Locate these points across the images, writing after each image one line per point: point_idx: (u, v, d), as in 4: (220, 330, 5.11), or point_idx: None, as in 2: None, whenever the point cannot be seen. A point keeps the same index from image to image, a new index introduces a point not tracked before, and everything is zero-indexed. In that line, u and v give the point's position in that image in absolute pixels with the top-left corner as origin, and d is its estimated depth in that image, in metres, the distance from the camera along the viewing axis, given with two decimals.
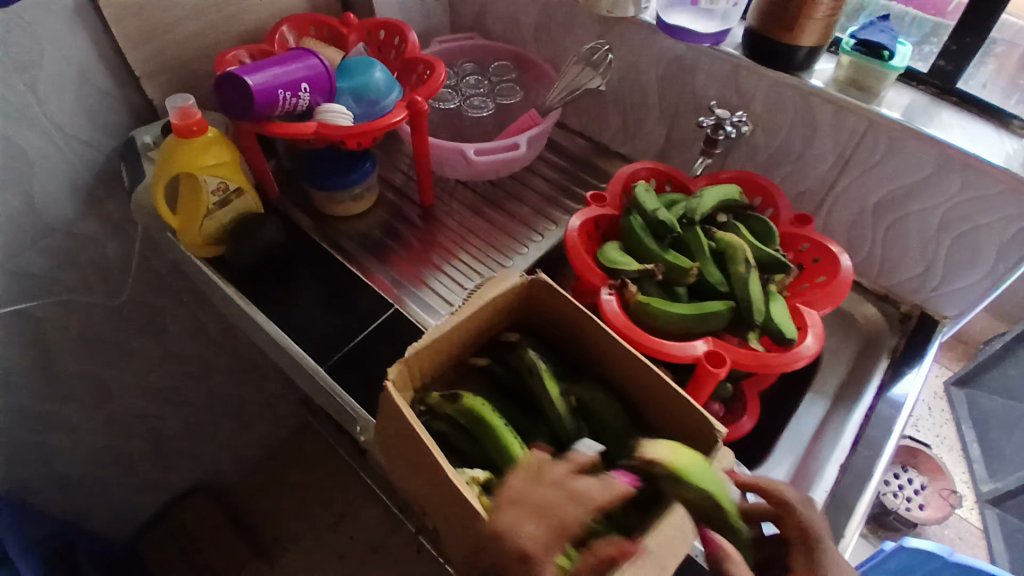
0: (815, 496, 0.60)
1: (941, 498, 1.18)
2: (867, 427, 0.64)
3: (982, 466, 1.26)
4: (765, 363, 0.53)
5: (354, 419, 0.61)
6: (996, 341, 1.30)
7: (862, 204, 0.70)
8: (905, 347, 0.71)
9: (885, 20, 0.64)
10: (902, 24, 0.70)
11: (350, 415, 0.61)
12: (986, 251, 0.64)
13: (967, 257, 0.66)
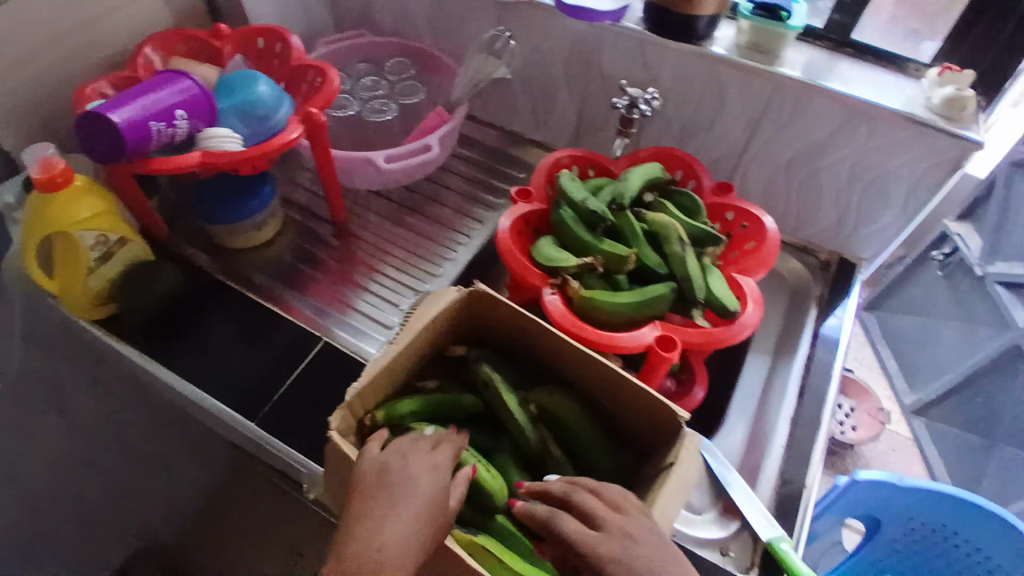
0: (772, 453, 0.61)
1: (871, 417, 1.23)
2: (812, 374, 0.66)
3: (902, 379, 1.38)
4: (714, 340, 0.53)
5: (302, 473, 0.59)
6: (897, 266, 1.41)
7: (776, 162, 0.72)
8: (829, 291, 0.73)
9: None
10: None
11: (298, 470, 0.59)
12: (895, 192, 0.67)
13: (877, 201, 0.69)
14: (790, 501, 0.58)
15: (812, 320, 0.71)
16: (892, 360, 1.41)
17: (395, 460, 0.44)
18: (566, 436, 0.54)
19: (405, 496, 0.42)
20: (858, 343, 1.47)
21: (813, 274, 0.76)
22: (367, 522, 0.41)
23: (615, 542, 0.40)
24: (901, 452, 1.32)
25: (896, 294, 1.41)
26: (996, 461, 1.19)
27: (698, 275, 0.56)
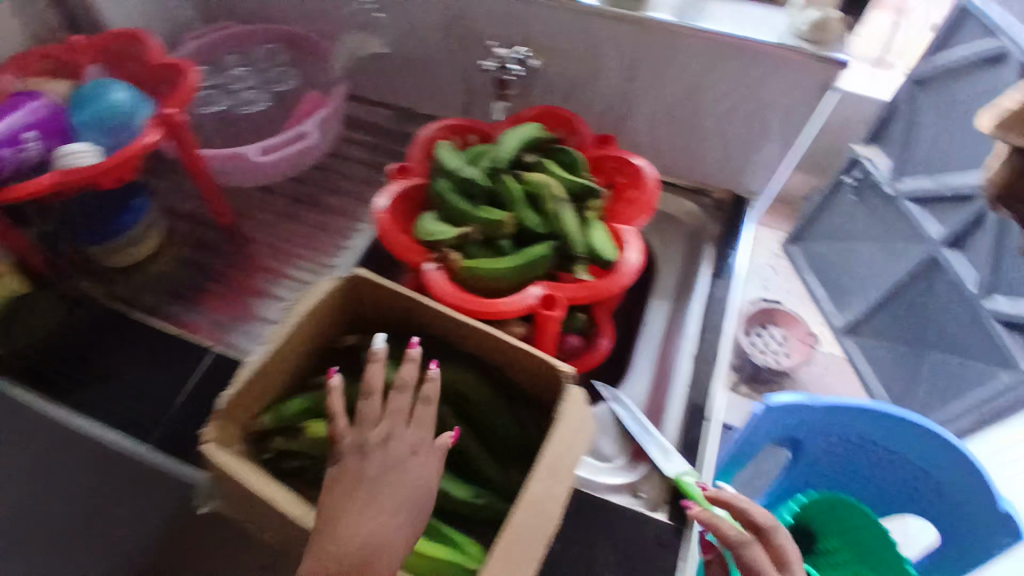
0: (676, 393, 0.62)
1: (802, 344, 1.31)
2: (711, 312, 0.67)
3: (829, 302, 1.42)
4: (596, 293, 0.54)
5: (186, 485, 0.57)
6: (815, 195, 1.46)
7: (660, 107, 0.72)
8: (725, 228, 0.75)
9: None
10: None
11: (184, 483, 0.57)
12: (772, 121, 0.69)
13: (758, 132, 0.70)
14: (693, 437, 0.60)
15: (708, 260, 0.72)
16: (817, 282, 1.44)
17: (360, 450, 0.43)
18: (465, 410, 0.54)
19: (380, 486, 0.41)
20: (785, 274, 1.49)
21: (709, 215, 0.77)
22: (338, 522, 0.39)
23: None
24: (835, 373, 1.37)
25: (815, 224, 1.43)
26: (924, 367, 1.24)
27: (577, 231, 0.56)
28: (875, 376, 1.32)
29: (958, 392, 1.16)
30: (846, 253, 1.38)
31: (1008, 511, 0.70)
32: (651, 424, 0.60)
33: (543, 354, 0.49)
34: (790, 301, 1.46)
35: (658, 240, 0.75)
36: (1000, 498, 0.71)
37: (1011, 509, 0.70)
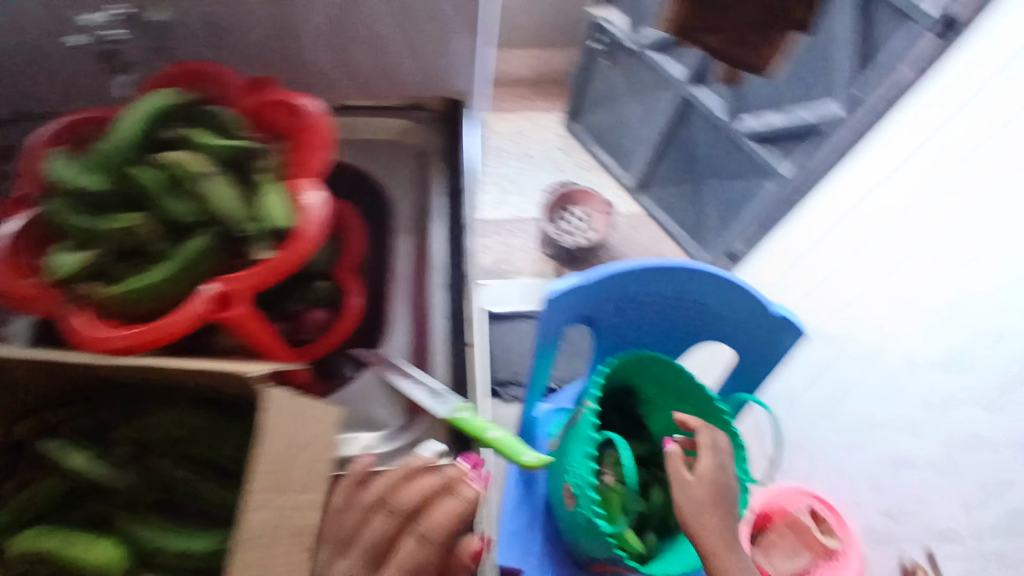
0: (438, 328, 0.59)
1: (601, 214, 1.42)
2: (453, 235, 0.63)
3: (616, 165, 1.50)
4: (274, 274, 0.47)
5: None
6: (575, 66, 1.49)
7: (324, 29, 0.61)
8: (448, 140, 0.69)
9: None
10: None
11: None
12: (445, 23, 0.60)
13: (437, 39, 0.62)
14: (466, 370, 0.57)
15: (440, 181, 0.67)
16: (603, 151, 1.52)
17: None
18: (190, 437, 0.50)
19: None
20: (574, 149, 1.55)
21: (428, 129, 0.70)
22: None
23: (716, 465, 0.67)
24: (639, 229, 1.47)
25: (585, 94, 1.49)
26: (704, 198, 1.37)
27: (233, 208, 0.49)
28: (669, 216, 1.45)
29: (735, 212, 1.31)
30: (613, 116, 1.45)
31: (782, 313, 0.74)
32: (419, 370, 0.57)
33: (229, 366, 0.43)
34: (583, 173, 1.53)
35: (385, 175, 0.67)
36: (773, 304, 0.74)
37: (783, 310, 0.75)
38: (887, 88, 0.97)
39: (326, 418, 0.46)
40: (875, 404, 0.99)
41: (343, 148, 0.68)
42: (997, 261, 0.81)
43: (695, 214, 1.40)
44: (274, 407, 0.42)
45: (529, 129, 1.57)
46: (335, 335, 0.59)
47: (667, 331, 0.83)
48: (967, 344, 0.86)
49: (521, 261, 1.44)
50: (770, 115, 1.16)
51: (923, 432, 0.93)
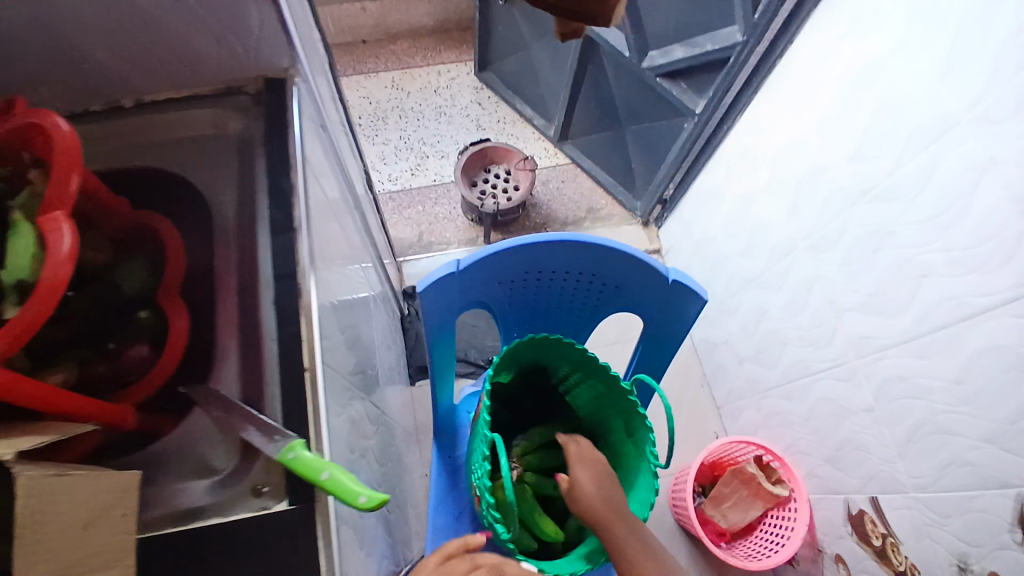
0: (269, 351, 0.52)
1: (523, 170, 1.32)
2: (279, 241, 0.55)
3: (539, 117, 1.48)
4: (21, 330, 0.40)
5: None
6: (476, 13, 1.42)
7: (86, 14, 0.52)
8: (269, 126, 0.58)
9: None
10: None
11: None
12: None
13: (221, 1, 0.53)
14: (299, 401, 0.50)
15: (263, 177, 0.57)
16: (523, 103, 1.49)
17: None
18: None
19: None
20: (492, 102, 1.52)
21: (250, 117, 0.59)
22: None
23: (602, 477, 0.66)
24: (569, 179, 1.46)
25: (490, 44, 1.44)
26: (629, 143, 1.32)
27: None
28: (600, 166, 1.43)
29: (660, 156, 1.27)
30: (524, 63, 1.40)
31: (676, 278, 0.68)
32: (252, 408, 0.50)
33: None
34: (505, 128, 1.50)
35: (205, 177, 0.59)
36: (667, 269, 0.69)
37: (678, 275, 0.69)
38: (783, 11, 0.88)
39: (121, 485, 0.42)
40: (809, 350, 0.98)
41: (155, 151, 0.59)
42: (911, 192, 0.74)
43: (624, 162, 1.37)
44: (35, 485, 0.37)
45: (445, 90, 1.52)
46: (161, 372, 0.53)
47: (570, 308, 0.78)
48: (890, 282, 0.79)
49: (447, 229, 1.37)
50: (675, 49, 1.10)
51: (859, 379, 0.88)
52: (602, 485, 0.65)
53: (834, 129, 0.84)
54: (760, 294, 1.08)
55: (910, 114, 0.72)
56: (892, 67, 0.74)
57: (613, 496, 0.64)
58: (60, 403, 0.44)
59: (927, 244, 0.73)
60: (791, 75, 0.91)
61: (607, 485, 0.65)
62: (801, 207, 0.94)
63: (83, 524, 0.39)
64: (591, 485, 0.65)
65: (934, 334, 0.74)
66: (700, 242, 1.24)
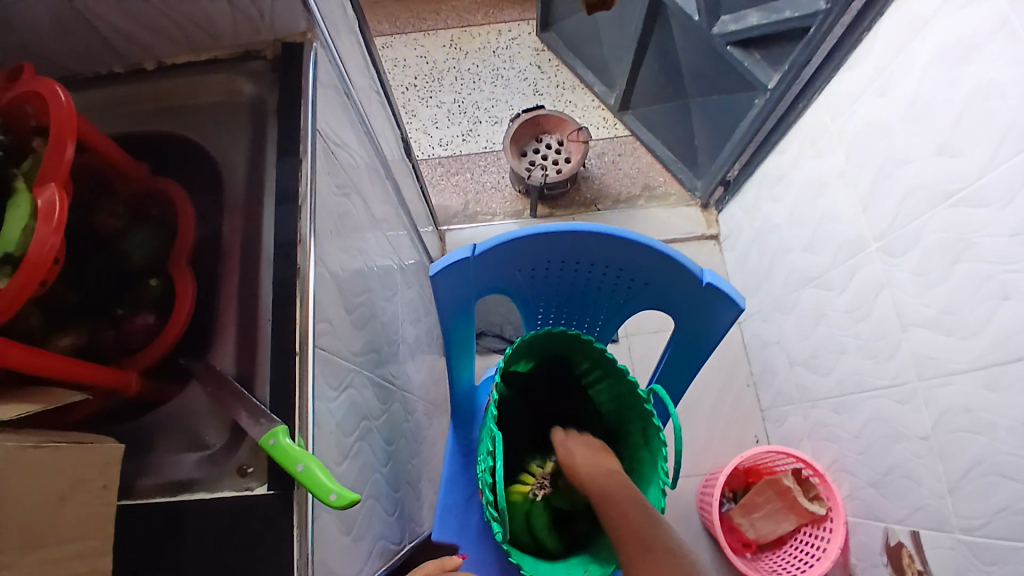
0: (264, 328, 0.52)
1: (575, 142, 1.26)
2: (283, 216, 0.54)
3: (600, 84, 1.42)
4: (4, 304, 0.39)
5: None
6: None
7: None
8: (284, 96, 0.58)
9: None
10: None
11: None
12: None
13: None
14: (286, 386, 0.49)
15: (273, 149, 0.57)
16: (585, 68, 1.44)
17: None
18: None
19: None
20: (553, 66, 1.48)
21: (264, 81, 0.60)
22: None
23: (598, 452, 0.66)
24: (626, 153, 1.40)
25: (554, 5, 1.40)
26: (692, 116, 1.24)
27: None
28: (661, 140, 1.36)
29: (727, 133, 1.18)
30: (588, 25, 1.34)
31: (711, 281, 0.63)
32: (243, 389, 0.50)
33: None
34: (563, 94, 1.45)
35: (221, 147, 0.59)
36: (702, 271, 0.64)
37: (714, 278, 0.64)
38: None
39: (104, 458, 0.40)
40: (866, 363, 0.89)
41: (179, 118, 0.60)
42: (1002, 199, 0.64)
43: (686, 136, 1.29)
44: (15, 453, 0.35)
45: (505, 50, 1.50)
46: (164, 340, 0.52)
47: (596, 299, 0.74)
48: (964, 300, 0.70)
49: (493, 200, 1.33)
50: (749, 14, 1.00)
51: (917, 402, 0.80)
52: (594, 456, 0.64)
53: (923, 117, 0.73)
54: (819, 295, 0.99)
55: (1015, 103, 0.61)
56: (991, 50, 0.63)
57: (608, 464, 0.63)
58: (66, 368, 0.44)
59: (1013, 261, 0.63)
60: (879, 49, 0.80)
61: (600, 456, 0.64)
62: (875, 203, 0.84)
63: (60, 496, 0.37)
64: (583, 457, 0.64)
65: (1009, 365, 0.65)
66: (763, 230, 1.14)
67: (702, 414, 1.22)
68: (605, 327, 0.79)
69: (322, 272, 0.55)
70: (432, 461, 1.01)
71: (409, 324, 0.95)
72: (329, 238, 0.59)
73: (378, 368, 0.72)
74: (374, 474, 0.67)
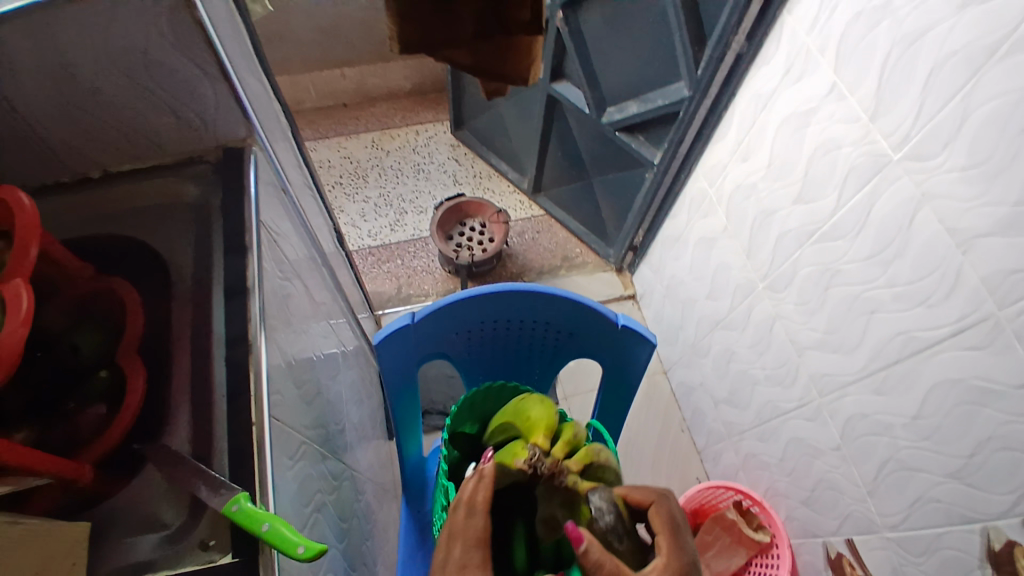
0: (219, 404, 0.54)
1: (496, 223, 1.38)
2: (232, 299, 0.58)
3: (512, 171, 1.57)
4: None
5: None
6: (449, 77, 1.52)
7: (52, 98, 0.57)
8: (228, 194, 0.64)
9: None
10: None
11: None
12: (179, 66, 0.58)
13: (182, 83, 0.59)
14: (245, 457, 0.51)
15: (219, 240, 0.62)
16: (497, 158, 1.59)
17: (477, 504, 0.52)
18: None
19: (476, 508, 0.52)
20: (469, 159, 1.63)
21: (206, 182, 0.65)
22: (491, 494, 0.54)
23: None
24: (544, 230, 1.53)
25: (464, 106, 1.57)
26: (597, 193, 1.40)
27: None
28: (573, 216, 1.50)
29: (628, 204, 1.33)
30: (496, 121, 1.51)
31: (626, 322, 0.72)
32: (200, 465, 0.51)
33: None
34: (481, 183, 1.59)
35: (168, 243, 0.63)
36: (617, 314, 0.73)
37: (628, 320, 0.73)
38: (726, 63, 0.95)
39: (75, 534, 0.45)
40: (776, 391, 1.00)
41: (123, 219, 0.65)
42: (854, 230, 0.78)
43: (594, 211, 1.44)
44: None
45: (423, 148, 1.63)
46: (117, 428, 0.53)
47: (529, 354, 0.81)
48: (841, 321, 0.83)
49: (425, 282, 1.40)
50: (630, 104, 1.18)
51: (824, 418, 0.90)
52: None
53: (781, 172, 0.89)
54: (727, 336, 1.11)
55: (847, 151, 0.76)
56: (819, 119, 0.80)
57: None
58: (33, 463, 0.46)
59: (872, 279, 0.76)
60: (737, 124, 0.97)
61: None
62: (755, 250, 0.98)
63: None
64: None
65: (889, 369, 0.76)
66: (672, 286, 1.26)
67: (644, 465, 1.28)
68: (541, 381, 0.85)
69: (270, 348, 0.59)
70: (386, 545, 1.00)
71: (352, 405, 0.97)
72: (276, 318, 0.63)
73: (327, 445, 0.74)
74: (330, 550, 0.67)
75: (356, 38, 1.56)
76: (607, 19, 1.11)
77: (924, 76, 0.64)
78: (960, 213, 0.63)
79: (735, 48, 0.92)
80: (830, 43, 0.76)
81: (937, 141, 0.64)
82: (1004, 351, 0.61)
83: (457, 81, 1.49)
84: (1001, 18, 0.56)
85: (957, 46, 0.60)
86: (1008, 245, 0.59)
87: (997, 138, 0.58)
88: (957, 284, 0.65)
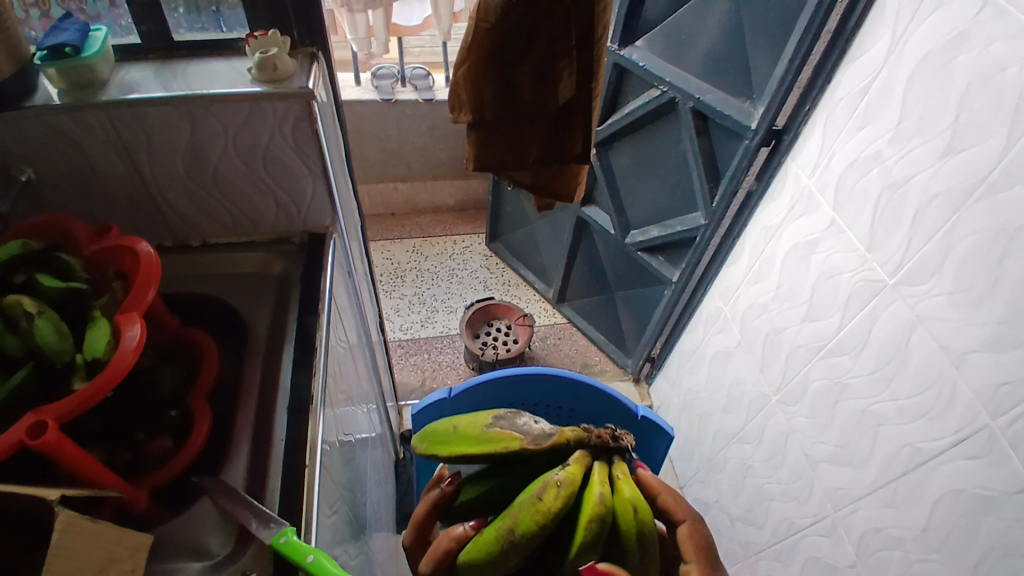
0: (277, 447, 0.60)
1: (522, 326, 1.46)
2: (300, 357, 0.65)
3: (539, 281, 1.70)
4: (83, 399, 0.48)
5: None
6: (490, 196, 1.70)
7: (180, 178, 0.70)
8: (307, 270, 0.74)
9: (64, 20, 0.61)
10: (86, 12, 0.66)
11: None
12: (287, 164, 0.70)
13: (286, 176, 0.71)
14: (293, 495, 0.56)
15: (295, 305, 0.71)
16: (526, 269, 1.72)
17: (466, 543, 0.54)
18: None
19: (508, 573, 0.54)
20: (500, 268, 1.76)
21: (291, 260, 0.77)
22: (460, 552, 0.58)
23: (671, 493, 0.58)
24: (565, 337, 1.62)
25: (499, 222, 1.74)
26: (618, 306, 1.50)
27: (65, 344, 0.52)
28: (593, 326, 1.60)
29: (646, 319, 1.42)
30: (527, 237, 1.67)
31: (645, 414, 0.81)
32: (251, 499, 0.56)
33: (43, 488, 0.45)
34: (509, 290, 1.71)
35: (246, 304, 0.73)
36: (637, 407, 0.82)
37: (647, 412, 0.82)
38: (737, 198, 1.08)
39: (133, 543, 0.47)
40: (792, 507, 1.01)
41: (210, 284, 0.75)
42: (857, 347, 0.85)
43: (610, 322, 1.54)
44: (71, 525, 0.43)
45: (459, 255, 1.78)
46: (178, 462, 0.58)
47: None
48: (851, 434, 0.87)
49: (449, 377, 1.47)
50: (652, 228, 1.31)
51: (839, 535, 0.90)
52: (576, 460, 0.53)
53: (788, 294, 0.98)
54: (742, 449, 1.13)
55: (848, 277, 0.86)
56: (822, 247, 0.90)
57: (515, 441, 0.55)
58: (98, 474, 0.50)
59: (877, 394, 0.81)
60: (749, 252, 1.08)
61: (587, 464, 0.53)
62: (768, 364, 1.04)
63: (99, 568, 0.44)
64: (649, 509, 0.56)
65: (897, 481, 0.79)
66: (687, 398, 1.31)
67: None
68: None
69: (324, 403, 0.65)
70: None
71: (373, 484, 1.00)
72: (331, 378, 0.70)
73: (353, 511, 0.77)
74: None
75: (411, 160, 1.77)
76: (635, 159, 1.30)
77: (912, 216, 0.75)
78: (950, 332, 0.71)
79: (746, 186, 1.07)
80: (829, 186, 0.88)
81: (926, 271, 0.73)
82: (1000, 462, 0.65)
83: (497, 199, 1.68)
84: (975, 168, 0.66)
85: (938, 191, 0.71)
86: (995, 360, 0.65)
87: (978, 268, 0.67)
88: (953, 398, 0.71)
